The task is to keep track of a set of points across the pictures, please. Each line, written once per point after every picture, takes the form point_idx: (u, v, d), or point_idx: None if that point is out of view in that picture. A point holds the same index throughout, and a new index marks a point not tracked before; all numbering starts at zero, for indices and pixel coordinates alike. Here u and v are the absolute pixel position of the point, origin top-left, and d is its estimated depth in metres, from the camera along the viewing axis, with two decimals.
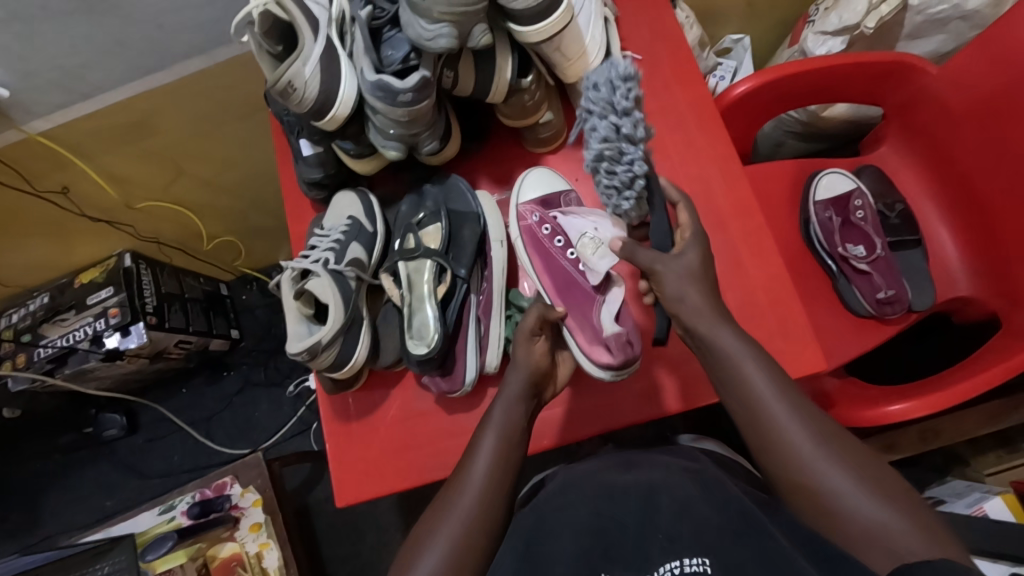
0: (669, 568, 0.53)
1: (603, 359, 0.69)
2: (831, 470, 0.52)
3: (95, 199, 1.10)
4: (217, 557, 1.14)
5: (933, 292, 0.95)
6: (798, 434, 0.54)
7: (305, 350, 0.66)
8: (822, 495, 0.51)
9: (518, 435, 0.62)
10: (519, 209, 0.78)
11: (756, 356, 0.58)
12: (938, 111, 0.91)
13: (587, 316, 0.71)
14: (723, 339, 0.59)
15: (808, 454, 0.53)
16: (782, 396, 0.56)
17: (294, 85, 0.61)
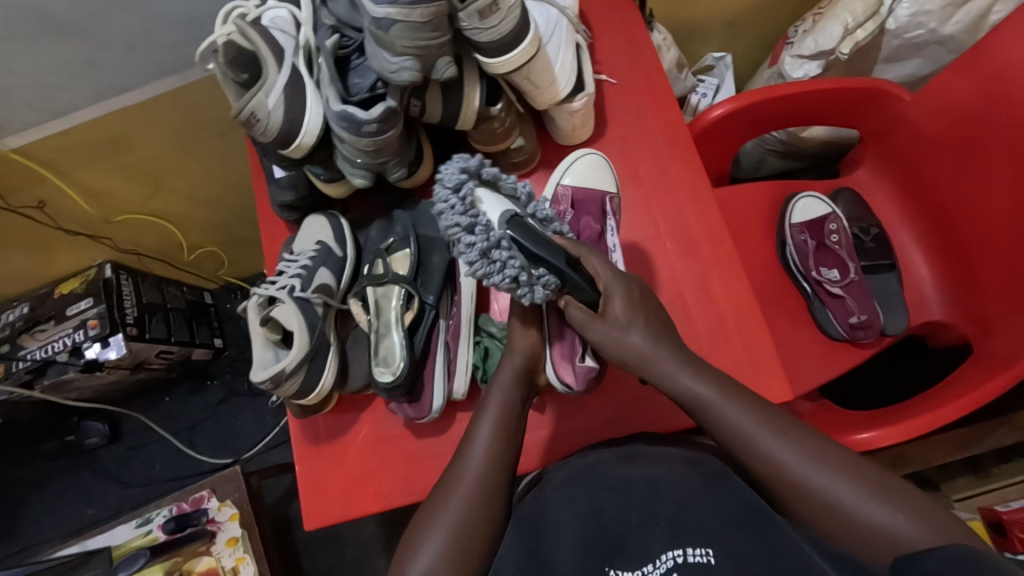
0: (672, 557, 0.57)
1: (567, 377, 0.72)
2: (826, 481, 0.55)
3: (72, 212, 1.10)
4: (193, 570, 1.14)
5: (905, 317, 0.96)
6: (788, 452, 0.57)
7: (269, 379, 0.66)
8: (841, 514, 0.54)
9: (512, 424, 0.67)
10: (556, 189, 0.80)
11: (726, 397, 0.61)
12: (914, 136, 0.91)
13: (572, 330, 0.73)
14: (685, 382, 0.63)
15: (814, 475, 0.56)
16: (762, 422, 0.60)
17: (257, 116, 0.61)
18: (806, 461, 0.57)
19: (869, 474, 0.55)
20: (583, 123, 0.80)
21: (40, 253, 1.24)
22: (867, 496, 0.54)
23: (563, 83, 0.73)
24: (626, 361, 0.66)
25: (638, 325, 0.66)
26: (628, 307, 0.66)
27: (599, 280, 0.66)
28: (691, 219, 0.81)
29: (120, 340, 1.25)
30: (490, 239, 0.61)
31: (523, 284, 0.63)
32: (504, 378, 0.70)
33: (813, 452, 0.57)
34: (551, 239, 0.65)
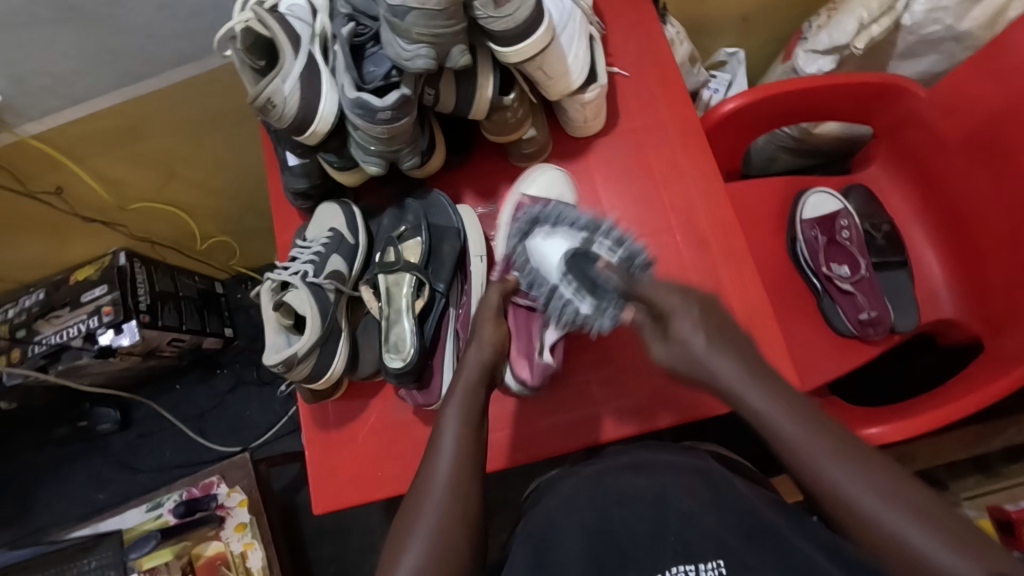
0: (684, 570, 0.58)
1: (522, 373, 0.72)
2: (900, 520, 0.46)
3: (89, 199, 1.11)
4: (202, 555, 1.16)
5: (916, 315, 0.95)
6: (856, 486, 0.48)
7: (281, 362, 0.67)
8: (901, 552, 0.46)
9: (476, 417, 0.63)
10: (519, 198, 0.80)
11: (792, 416, 0.52)
12: (929, 134, 0.91)
13: (530, 328, 0.74)
14: (748, 397, 0.54)
15: (874, 505, 0.47)
16: (831, 446, 0.50)
17: (273, 102, 0.62)
18: (867, 487, 0.48)
19: (933, 510, 0.47)
20: (596, 114, 0.81)
21: (57, 241, 1.26)
22: (934, 535, 0.45)
23: (576, 74, 0.73)
24: (702, 379, 0.56)
25: (711, 341, 0.55)
26: (693, 326, 0.56)
27: (654, 302, 0.60)
28: (702, 213, 0.81)
29: (133, 327, 1.27)
30: (550, 287, 0.70)
31: (583, 318, 0.68)
32: (469, 370, 0.66)
33: (873, 476, 0.49)
34: (609, 272, 0.67)
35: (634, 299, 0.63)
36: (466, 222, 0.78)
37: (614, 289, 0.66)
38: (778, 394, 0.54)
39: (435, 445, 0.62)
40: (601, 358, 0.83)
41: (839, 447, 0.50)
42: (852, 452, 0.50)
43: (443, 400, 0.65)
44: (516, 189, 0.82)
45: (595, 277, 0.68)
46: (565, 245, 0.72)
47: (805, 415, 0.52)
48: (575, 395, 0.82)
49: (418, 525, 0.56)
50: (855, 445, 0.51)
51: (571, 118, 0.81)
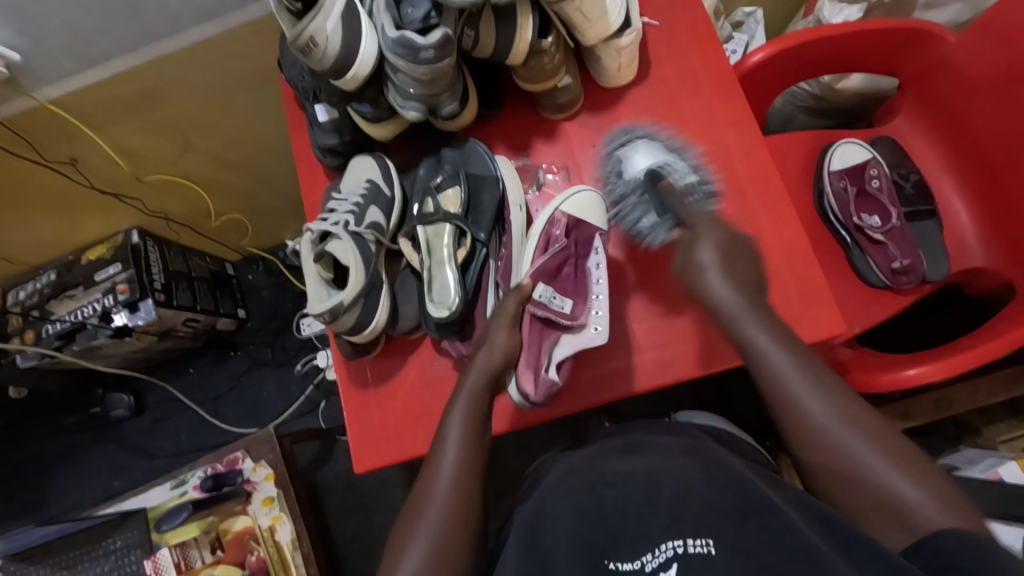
0: (672, 548, 0.54)
1: (527, 386, 0.69)
2: (859, 446, 0.55)
3: (104, 172, 1.10)
4: (229, 530, 1.15)
5: (948, 263, 0.95)
6: (823, 411, 0.57)
7: (328, 312, 0.66)
8: (859, 474, 0.54)
9: (479, 428, 0.65)
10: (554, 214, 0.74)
11: (778, 346, 0.61)
12: (957, 81, 0.90)
13: (540, 344, 0.72)
14: (751, 331, 0.62)
15: (841, 432, 0.56)
16: (807, 375, 0.59)
17: (315, 41, 0.60)
18: (829, 413, 0.57)
19: (898, 446, 0.54)
20: (629, 62, 0.79)
21: (68, 219, 1.24)
22: (885, 461, 0.54)
23: (614, 16, 0.72)
24: (716, 310, 0.64)
25: (719, 260, 0.64)
26: (710, 245, 0.65)
27: (693, 227, 0.67)
28: (738, 160, 0.81)
29: (149, 305, 1.25)
30: (625, 192, 0.78)
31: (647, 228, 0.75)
32: (474, 380, 0.68)
33: (838, 407, 0.57)
34: (689, 205, 0.70)
35: (685, 221, 0.69)
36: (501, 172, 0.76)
37: (673, 208, 0.71)
38: (770, 326, 0.62)
39: (443, 434, 0.65)
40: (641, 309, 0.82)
41: (816, 380, 0.58)
42: (824, 382, 0.59)
43: (448, 403, 0.68)
44: (554, 205, 0.75)
45: (662, 198, 0.73)
46: (655, 157, 0.78)
47: (790, 347, 0.61)
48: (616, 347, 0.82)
49: (421, 524, 0.59)
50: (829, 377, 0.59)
51: (604, 67, 0.80)
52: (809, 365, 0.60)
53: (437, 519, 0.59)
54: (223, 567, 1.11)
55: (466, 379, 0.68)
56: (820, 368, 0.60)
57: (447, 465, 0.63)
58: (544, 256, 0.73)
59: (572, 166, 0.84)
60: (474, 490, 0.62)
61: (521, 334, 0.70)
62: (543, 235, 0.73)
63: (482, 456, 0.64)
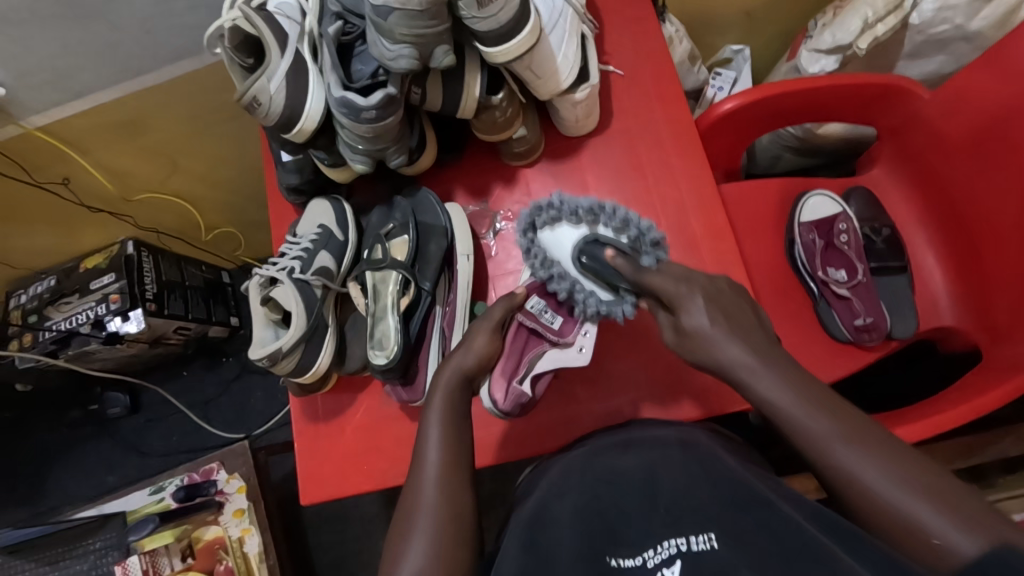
0: (675, 545, 0.53)
1: (496, 394, 0.72)
2: (902, 497, 0.49)
3: (95, 189, 1.14)
4: (202, 538, 1.18)
5: (913, 321, 0.94)
6: (860, 468, 0.52)
7: (266, 356, 0.69)
8: (915, 530, 0.47)
9: (458, 422, 0.65)
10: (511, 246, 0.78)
11: (800, 403, 0.57)
12: (934, 138, 0.88)
13: (523, 352, 0.73)
14: (765, 387, 0.58)
15: (875, 480, 0.51)
16: (839, 429, 0.54)
17: (259, 100, 0.64)
18: (878, 466, 0.51)
19: (939, 485, 0.49)
20: (587, 114, 0.80)
21: (66, 229, 1.29)
22: (937, 506, 0.47)
23: (565, 74, 0.73)
24: (708, 361, 0.62)
25: (717, 325, 0.61)
26: (701, 313, 0.62)
27: (659, 291, 0.65)
28: (692, 215, 0.81)
29: (139, 314, 1.29)
30: (602, 210, 0.74)
31: (604, 313, 0.72)
32: (446, 377, 0.68)
33: (880, 457, 0.52)
34: (620, 265, 0.69)
35: (645, 288, 0.67)
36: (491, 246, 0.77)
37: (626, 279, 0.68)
38: (790, 380, 0.58)
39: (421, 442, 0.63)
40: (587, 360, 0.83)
41: (848, 434, 0.54)
42: (860, 433, 0.54)
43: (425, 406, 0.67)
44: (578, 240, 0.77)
45: (603, 265, 0.70)
46: (572, 235, 0.74)
47: (817, 406, 0.56)
48: (564, 392, 0.82)
49: (417, 523, 0.56)
50: (865, 427, 0.54)
51: (562, 118, 0.80)
52: (842, 418, 0.55)
53: (432, 518, 0.56)
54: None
55: (439, 377, 0.68)
56: (857, 416, 0.55)
57: (429, 467, 0.60)
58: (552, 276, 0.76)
59: None
60: (462, 486, 0.59)
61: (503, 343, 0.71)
62: (563, 268, 0.76)
63: (466, 451, 0.62)
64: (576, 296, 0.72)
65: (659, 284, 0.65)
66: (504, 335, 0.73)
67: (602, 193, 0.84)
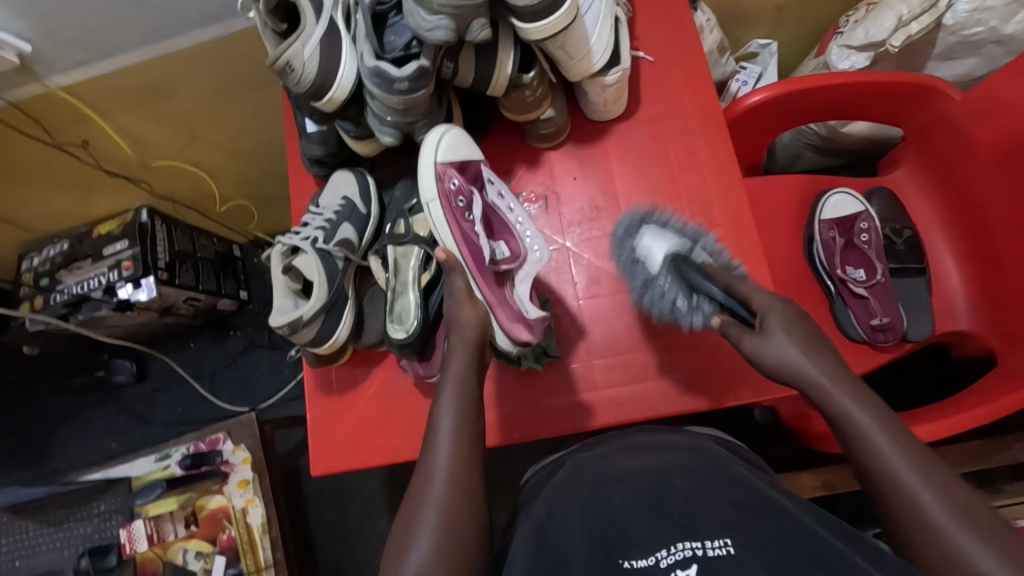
0: (690, 548, 0.52)
1: (523, 335, 0.69)
2: (953, 528, 0.49)
3: (112, 153, 1.14)
4: (206, 507, 1.18)
5: (929, 324, 0.94)
6: (920, 489, 0.52)
7: (286, 324, 0.70)
8: (963, 569, 0.47)
9: (470, 407, 0.63)
10: (439, 168, 0.69)
11: (870, 414, 0.56)
12: (960, 139, 0.87)
13: (502, 295, 0.71)
14: (837, 399, 0.58)
15: (929, 504, 0.51)
16: (898, 450, 0.54)
17: (292, 66, 0.63)
18: (937, 507, 0.50)
19: (992, 527, 0.48)
20: (616, 98, 0.79)
21: (80, 194, 1.28)
22: (984, 543, 0.48)
23: (598, 56, 0.72)
24: (794, 379, 0.61)
25: (799, 343, 0.61)
26: (777, 322, 0.62)
27: (750, 301, 0.65)
28: (717, 206, 0.81)
29: (151, 283, 1.28)
30: (652, 276, 0.74)
31: (686, 310, 0.70)
32: (461, 360, 0.65)
33: (939, 488, 0.51)
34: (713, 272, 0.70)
35: (733, 298, 0.66)
36: (420, 159, 0.68)
37: (712, 291, 0.67)
38: (858, 395, 0.58)
39: (434, 425, 0.62)
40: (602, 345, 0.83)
41: (914, 459, 0.53)
42: (924, 460, 0.53)
43: (436, 392, 0.65)
44: (431, 157, 0.69)
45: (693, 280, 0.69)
46: (666, 244, 0.75)
47: (887, 422, 0.56)
48: (577, 376, 0.82)
49: (424, 521, 0.56)
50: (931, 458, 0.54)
51: (590, 101, 0.80)
52: (907, 442, 0.54)
53: (438, 515, 0.56)
54: (196, 542, 1.17)
55: (453, 360, 0.66)
56: (917, 444, 0.55)
57: (443, 455, 0.59)
58: (453, 218, 0.69)
59: (551, 196, 0.85)
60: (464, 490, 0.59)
61: (487, 295, 0.68)
62: (442, 198, 0.68)
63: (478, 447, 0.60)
64: (661, 292, 0.73)
65: (754, 298, 0.65)
66: (478, 292, 0.69)
67: (626, 180, 0.83)
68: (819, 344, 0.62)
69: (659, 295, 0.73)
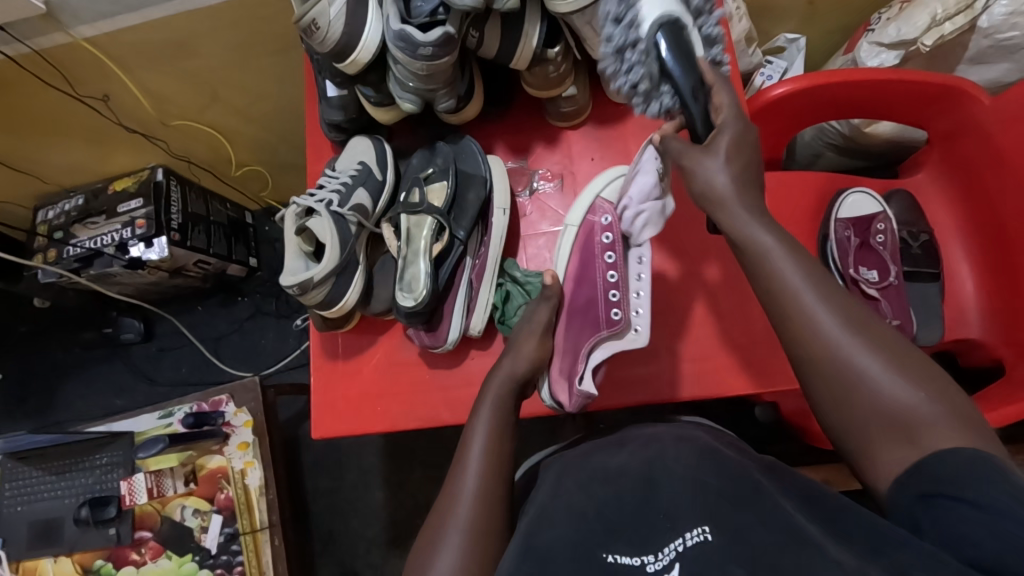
0: (672, 547, 0.51)
1: (560, 395, 0.72)
2: (867, 360, 0.50)
3: (131, 108, 1.15)
4: (206, 466, 1.20)
5: (939, 329, 0.93)
6: (831, 324, 0.52)
7: (297, 284, 0.70)
8: (899, 433, 0.48)
9: (507, 426, 0.65)
10: (595, 202, 0.76)
11: (786, 250, 0.55)
12: (985, 145, 0.86)
13: (578, 345, 0.72)
14: (755, 234, 0.56)
15: (841, 338, 0.52)
16: (815, 288, 0.54)
17: (318, 24, 0.63)
18: (880, 370, 0.50)
19: (903, 358, 0.50)
20: None
21: (98, 149, 1.29)
22: (897, 376, 0.49)
23: None
24: (705, 199, 0.59)
25: (732, 162, 0.57)
26: (721, 143, 0.57)
27: (715, 114, 0.59)
28: None
29: (162, 242, 1.29)
30: (629, 39, 0.61)
31: (640, 94, 0.63)
32: (501, 376, 0.68)
33: (849, 321, 0.52)
34: (703, 64, 0.58)
35: (695, 99, 0.58)
36: (589, 186, 0.77)
37: (679, 80, 0.58)
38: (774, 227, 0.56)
39: (467, 438, 0.64)
40: None
41: (826, 294, 0.53)
42: (833, 297, 0.54)
43: (474, 405, 0.67)
44: (595, 190, 0.77)
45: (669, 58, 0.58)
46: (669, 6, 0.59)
47: (804, 257, 0.55)
48: None
49: (443, 542, 0.56)
50: (834, 289, 0.54)
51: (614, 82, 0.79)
52: (819, 278, 0.54)
53: (460, 536, 0.56)
54: (194, 499, 1.19)
55: (492, 378, 0.68)
56: (830, 281, 0.55)
57: (473, 463, 0.61)
58: (576, 250, 0.76)
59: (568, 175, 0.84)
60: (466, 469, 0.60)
61: (553, 340, 0.73)
62: (582, 226, 0.76)
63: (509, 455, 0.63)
64: (625, 62, 0.62)
65: (718, 97, 0.58)
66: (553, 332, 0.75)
67: None
68: (753, 177, 0.58)
69: (624, 63, 0.63)
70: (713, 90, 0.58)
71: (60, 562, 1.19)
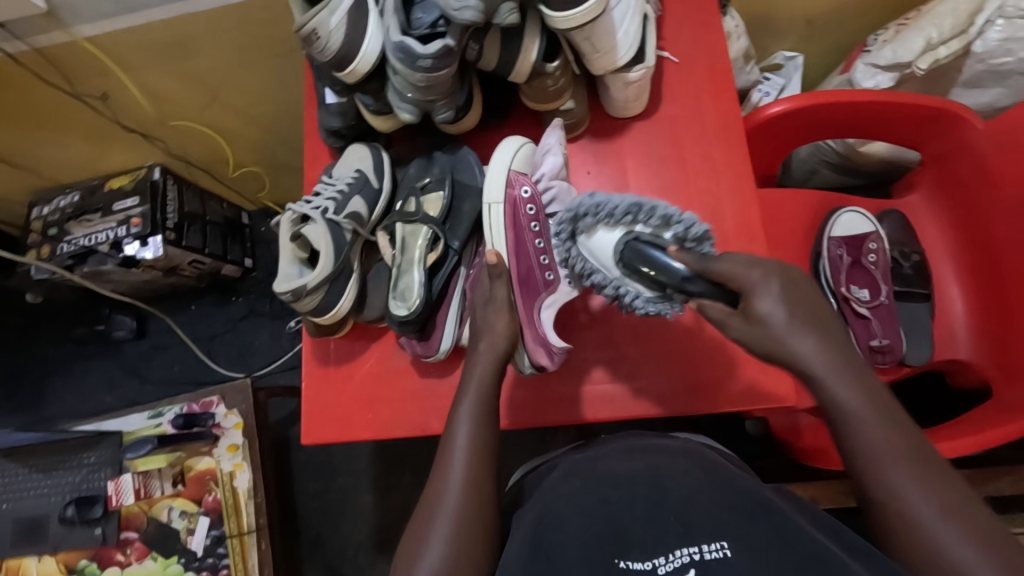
0: (688, 554, 0.51)
1: (541, 360, 0.74)
2: (956, 540, 0.49)
3: (130, 107, 1.15)
4: (194, 468, 1.19)
5: (929, 349, 0.94)
6: (917, 497, 0.52)
7: (290, 291, 0.70)
8: (946, 568, 0.48)
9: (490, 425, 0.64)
10: (511, 175, 0.74)
11: (876, 414, 0.56)
12: (977, 168, 0.87)
13: (531, 312, 0.74)
14: (846, 395, 0.56)
15: (928, 511, 0.51)
16: (905, 458, 0.53)
17: (318, 34, 0.63)
18: (965, 547, 0.49)
19: (994, 539, 0.49)
20: (637, 96, 0.79)
21: (95, 146, 1.28)
22: (989, 558, 0.48)
23: (623, 51, 0.72)
24: (788, 364, 0.58)
25: (792, 317, 0.56)
26: (774, 299, 0.56)
27: (732, 279, 0.58)
28: (728, 212, 0.81)
29: (158, 242, 1.28)
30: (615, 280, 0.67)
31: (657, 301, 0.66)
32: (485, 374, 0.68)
33: (939, 493, 0.52)
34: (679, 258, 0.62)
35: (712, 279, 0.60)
36: (495, 164, 0.74)
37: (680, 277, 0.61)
38: (861, 384, 0.57)
39: (451, 431, 0.64)
40: (602, 340, 0.83)
41: (913, 459, 0.54)
42: (925, 469, 0.53)
43: (455, 403, 0.66)
44: (507, 162, 0.75)
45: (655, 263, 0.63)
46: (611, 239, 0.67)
47: (889, 419, 0.55)
48: (573, 369, 0.82)
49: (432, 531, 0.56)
50: (927, 457, 0.54)
51: (612, 97, 0.80)
52: (909, 444, 0.54)
53: (450, 519, 0.57)
54: (181, 501, 1.18)
55: (474, 371, 0.68)
56: (922, 449, 0.54)
57: (459, 454, 0.61)
58: (513, 225, 0.73)
59: None
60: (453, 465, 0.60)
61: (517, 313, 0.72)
62: (507, 203, 0.74)
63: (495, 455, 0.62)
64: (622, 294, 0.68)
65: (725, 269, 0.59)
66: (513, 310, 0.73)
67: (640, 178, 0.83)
68: (831, 328, 0.58)
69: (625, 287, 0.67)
70: (710, 270, 0.59)
71: (44, 561, 1.18)
